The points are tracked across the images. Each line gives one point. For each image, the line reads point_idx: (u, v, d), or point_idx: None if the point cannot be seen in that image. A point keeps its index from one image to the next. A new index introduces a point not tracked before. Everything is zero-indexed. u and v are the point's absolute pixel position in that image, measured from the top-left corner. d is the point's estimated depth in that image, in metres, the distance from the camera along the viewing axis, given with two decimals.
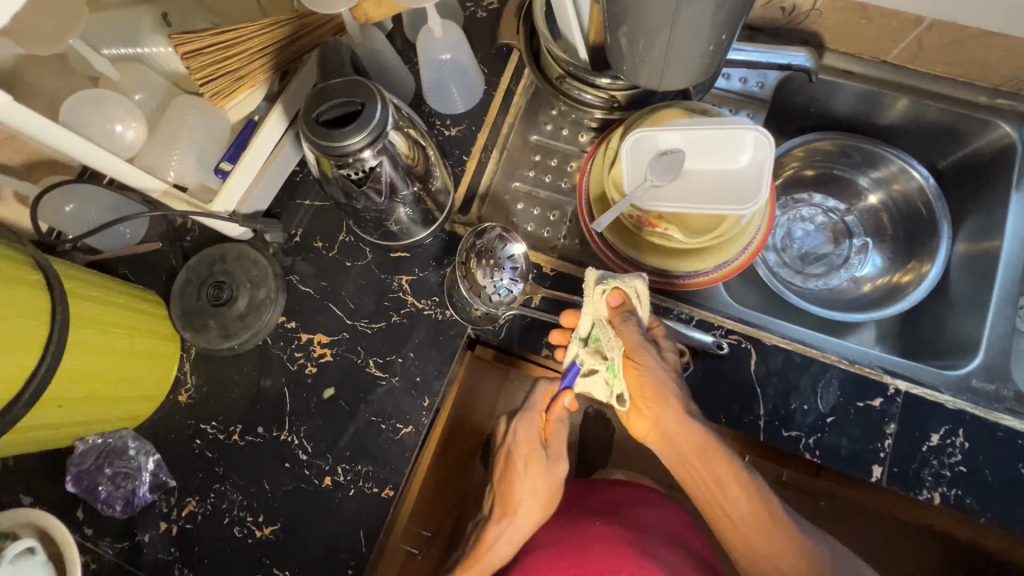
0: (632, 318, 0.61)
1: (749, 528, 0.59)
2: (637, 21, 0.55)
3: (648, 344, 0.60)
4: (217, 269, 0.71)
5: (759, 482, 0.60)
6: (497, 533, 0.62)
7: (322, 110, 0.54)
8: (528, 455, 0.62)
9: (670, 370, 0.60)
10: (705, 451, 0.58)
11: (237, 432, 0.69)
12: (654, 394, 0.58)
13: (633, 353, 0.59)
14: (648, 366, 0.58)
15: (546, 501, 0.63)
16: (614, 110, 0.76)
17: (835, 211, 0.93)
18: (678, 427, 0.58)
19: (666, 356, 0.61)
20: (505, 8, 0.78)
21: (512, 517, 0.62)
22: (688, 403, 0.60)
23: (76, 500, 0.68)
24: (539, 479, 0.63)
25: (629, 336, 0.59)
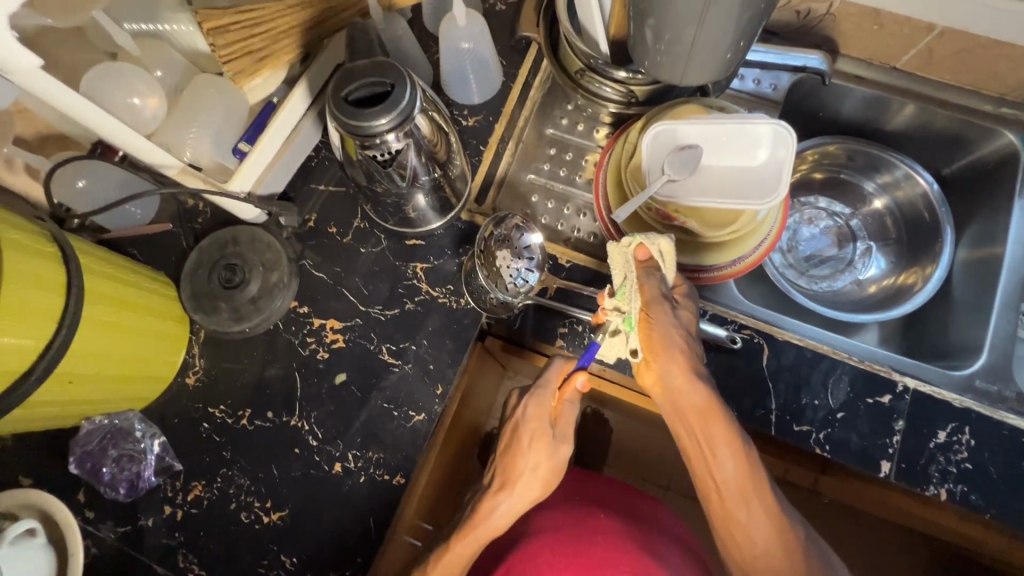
0: (655, 274, 0.58)
1: (733, 495, 0.56)
2: (664, 14, 0.56)
3: (666, 302, 0.58)
4: (229, 252, 0.71)
5: (754, 455, 0.57)
6: (492, 506, 0.60)
7: (351, 90, 0.53)
8: (535, 431, 0.61)
9: (684, 328, 0.58)
10: (704, 410, 0.57)
11: (246, 416, 0.69)
12: (663, 348, 0.57)
13: (648, 306, 0.57)
14: (661, 321, 0.57)
15: (547, 476, 0.61)
16: (631, 106, 0.77)
17: (840, 214, 0.94)
18: (683, 383, 0.57)
19: (683, 315, 0.59)
20: (525, 2, 0.79)
21: (512, 493, 0.60)
22: (698, 364, 0.58)
23: (79, 482, 0.67)
24: (541, 458, 0.60)
25: (652, 289, 0.58)
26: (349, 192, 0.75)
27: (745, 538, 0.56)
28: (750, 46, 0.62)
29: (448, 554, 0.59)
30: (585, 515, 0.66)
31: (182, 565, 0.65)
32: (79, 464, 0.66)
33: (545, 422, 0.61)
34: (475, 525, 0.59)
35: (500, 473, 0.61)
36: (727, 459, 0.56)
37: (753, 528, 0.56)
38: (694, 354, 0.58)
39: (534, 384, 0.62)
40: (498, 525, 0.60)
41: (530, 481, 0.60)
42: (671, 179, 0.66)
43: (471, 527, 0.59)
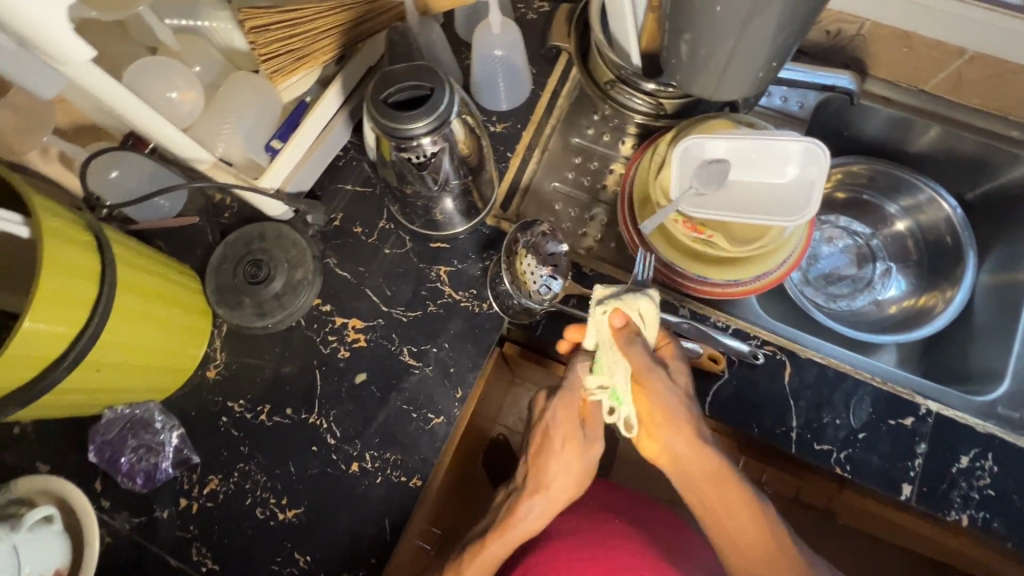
0: (638, 340, 0.54)
1: (758, 564, 0.53)
2: (702, 29, 0.57)
3: (657, 367, 0.55)
4: (255, 247, 0.71)
5: (772, 513, 0.55)
6: (532, 506, 0.60)
7: (390, 93, 0.54)
8: (567, 433, 0.60)
9: (679, 392, 0.56)
10: (716, 475, 0.54)
11: (265, 412, 0.69)
12: (662, 416, 0.55)
13: (642, 376, 0.54)
14: (657, 390, 0.54)
15: (580, 479, 0.60)
16: (659, 119, 0.76)
17: (860, 234, 0.94)
18: (690, 451, 0.54)
19: (676, 376, 0.56)
20: (556, 12, 0.80)
21: (547, 494, 0.60)
22: (700, 426, 0.56)
23: (97, 471, 0.67)
24: (573, 461, 0.60)
25: (638, 358, 0.54)
26: (375, 193, 0.75)
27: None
28: (781, 67, 0.62)
29: (483, 553, 0.58)
30: (600, 523, 0.65)
31: (196, 558, 0.64)
32: (97, 453, 0.66)
33: (576, 424, 0.60)
34: (511, 526, 0.59)
35: (531, 476, 0.61)
36: (750, 523, 0.54)
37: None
38: (693, 415, 0.56)
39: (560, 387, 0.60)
40: (531, 528, 0.59)
41: (564, 484, 0.60)
42: (699, 193, 0.66)
43: (509, 532, 0.59)
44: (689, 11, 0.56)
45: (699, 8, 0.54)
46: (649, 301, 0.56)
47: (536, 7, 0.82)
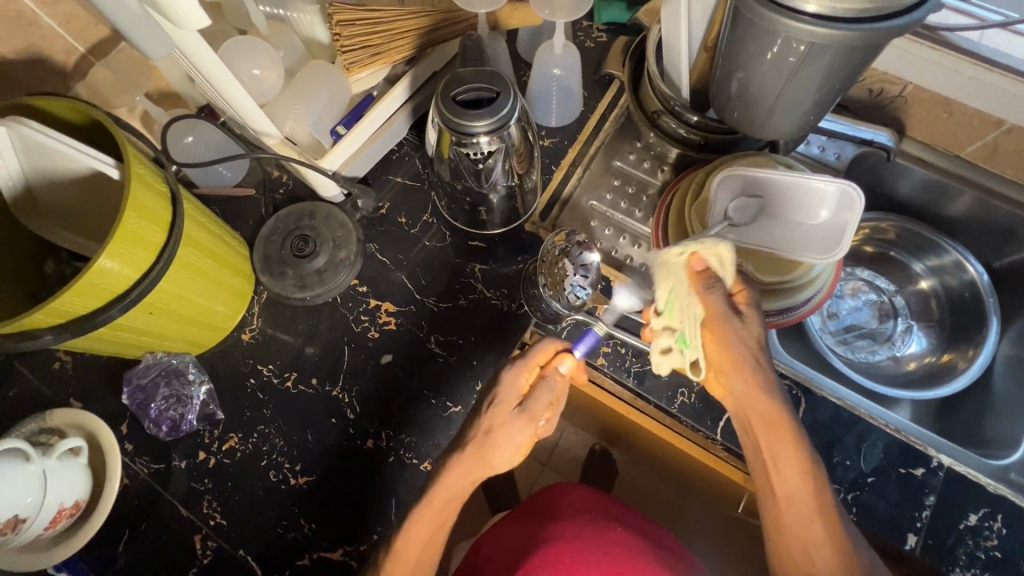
0: (716, 285, 0.57)
1: (798, 515, 0.55)
2: (753, 68, 0.60)
3: (730, 313, 0.57)
4: (305, 223, 0.75)
5: (820, 471, 0.56)
6: (457, 470, 0.56)
7: (458, 91, 0.58)
8: (501, 398, 0.58)
9: (754, 335, 0.57)
10: (771, 423, 0.56)
11: (291, 379, 0.72)
12: (730, 359, 0.57)
13: (715, 320, 0.57)
14: (727, 334, 0.56)
15: (502, 453, 0.56)
16: (701, 151, 0.79)
17: (882, 290, 0.95)
18: (753, 395, 0.57)
19: (753, 320, 0.58)
20: (614, 43, 0.85)
21: (468, 458, 0.56)
22: (767, 371, 0.57)
23: (126, 414, 0.70)
24: (495, 429, 0.57)
25: (714, 301, 0.57)
26: (423, 188, 0.79)
27: (802, 555, 0.55)
28: (819, 121, 0.67)
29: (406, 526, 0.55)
30: (607, 531, 0.66)
31: (206, 511, 0.66)
32: (131, 396, 0.69)
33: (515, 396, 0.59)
34: (433, 496, 0.56)
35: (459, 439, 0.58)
36: (796, 478, 0.55)
37: (818, 552, 0.54)
38: (763, 360, 0.57)
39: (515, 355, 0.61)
40: (456, 488, 0.56)
41: (482, 456, 0.56)
42: (733, 224, 0.69)
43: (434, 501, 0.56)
44: (744, 51, 0.59)
45: (753, 48, 0.58)
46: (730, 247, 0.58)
47: (595, 36, 0.87)
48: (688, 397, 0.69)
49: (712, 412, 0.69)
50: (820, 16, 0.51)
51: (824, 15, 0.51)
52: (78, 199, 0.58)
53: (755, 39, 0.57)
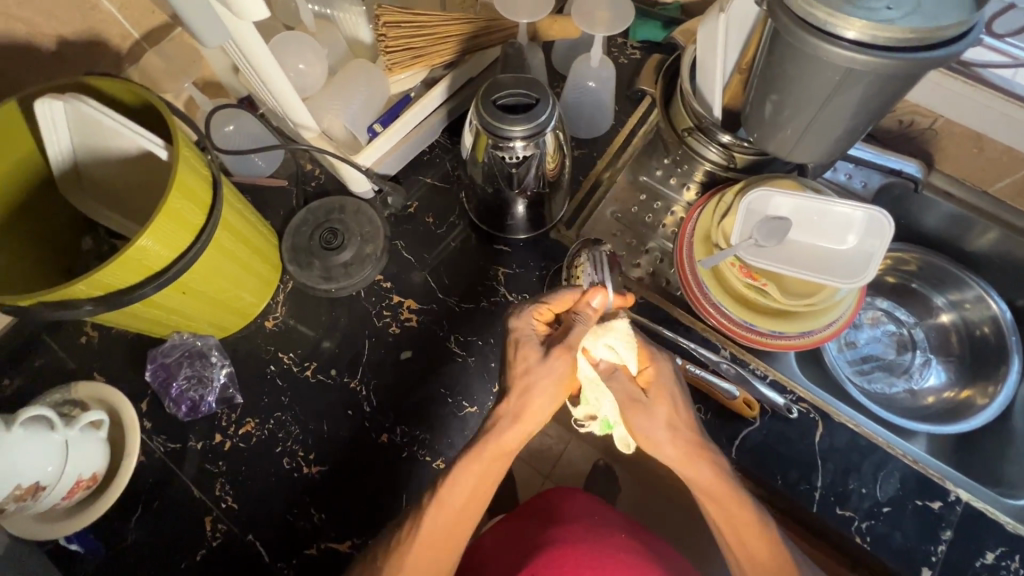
0: (614, 372, 0.59)
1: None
2: (790, 91, 0.61)
3: (637, 395, 0.59)
4: (334, 217, 0.76)
5: (772, 523, 0.58)
6: (516, 408, 0.59)
7: (498, 96, 0.60)
8: (523, 342, 0.60)
9: (667, 417, 0.58)
10: (715, 492, 0.57)
11: (311, 368, 0.72)
12: (650, 443, 0.58)
13: (623, 406, 0.59)
14: (640, 418, 0.58)
15: (545, 397, 0.59)
16: (727, 170, 0.80)
17: (902, 321, 0.95)
18: (690, 467, 0.58)
19: (661, 401, 0.59)
20: (646, 62, 0.86)
21: (523, 398, 0.58)
22: (695, 444, 0.58)
23: (147, 392, 0.71)
24: (532, 367, 0.59)
25: (619, 388, 0.59)
26: (452, 190, 0.80)
27: None
28: (850, 149, 0.67)
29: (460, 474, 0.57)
30: (609, 534, 0.67)
31: (217, 494, 0.67)
32: (153, 374, 0.70)
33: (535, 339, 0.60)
34: (485, 440, 0.58)
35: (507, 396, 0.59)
36: (755, 538, 0.56)
37: None
38: (686, 435, 0.58)
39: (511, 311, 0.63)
40: (505, 446, 0.58)
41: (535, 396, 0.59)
42: (757, 244, 0.70)
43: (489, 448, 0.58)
44: (783, 73, 0.60)
45: (791, 71, 0.59)
46: (625, 334, 0.59)
47: (628, 53, 0.88)
48: (702, 413, 0.68)
49: (728, 431, 0.68)
50: (860, 43, 0.52)
51: (864, 42, 0.52)
52: (121, 177, 0.60)
53: (793, 62, 0.58)
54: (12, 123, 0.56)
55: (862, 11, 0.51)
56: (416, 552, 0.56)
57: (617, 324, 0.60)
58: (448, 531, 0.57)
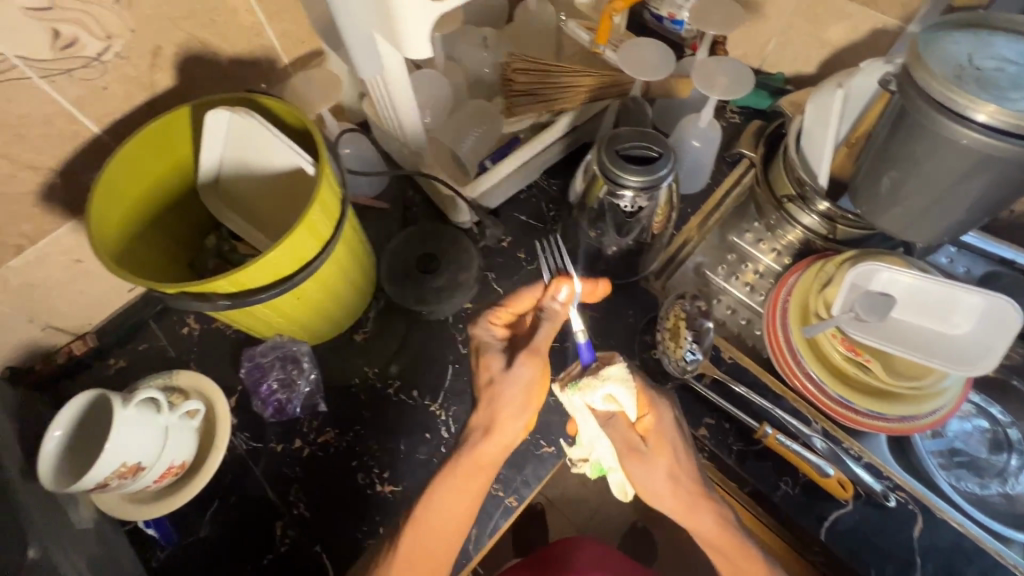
0: (616, 418, 0.62)
1: None
2: (911, 168, 0.61)
3: (637, 439, 0.62)
4: (432, 243, 0.78)
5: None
6: (485, 418, 0.64)
7: (620, 148, 0.62)
8: (486, 351, 0.66)
9: (665, 466, 0.61)
10: (719, 541, 0.61)
11: (393, 386, 0.73)
12: (648, 490, 0.62)
13: (624, 455, 0.62)
14: (639, 465, 0.61)
15: (512, 412, 0.63)
16: (825, 241, 0.78)
17: (996, 419, 0.84)
18: (686, 514, 0.62)
19: (657, 456, 0.61)
20: (746, 127, 0.87)
21: (490, 404, 0.64)
22: (696, 495, 0.62)
23: (237, 388, 0.74)
24: (497, 377, 0.64)
25: (618, 436, 0.62)
26: (545, 230, 0.82)
27: None
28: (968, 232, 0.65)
29: (432, 496, 0.61)
30: None
31: (291, 499, 0.68)
32: (248, 372, 0.73)
33: (495, 346, 0.66)
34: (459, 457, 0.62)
35: (481, 416, 0.64)
36: None
37: None
38: (686, 486, 0.62)
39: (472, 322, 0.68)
40: (485, 457, 0.63)
41: (500, 406, 0.63)
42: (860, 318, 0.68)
43: (468, 463, 0.62)
44: (908, 150, 0.60)
45: (917, 149, 0.59)
46: (626, 375, 0.60)
47: (727, 116, 0.90)
48: (790, 488, 0.65)
49: (816, 511, 0.64)
50: (994, 129, 0.52)
51: (1002, 129, 0.52)
52: (261, 191, 0.65)
53: (921, 143, 0.58)
54: (185, 123, 0.61)
55: (1001, 99, 0.52)
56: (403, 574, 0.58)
57: (612, 373, 0.60)
58: (434, 548, 0.60)
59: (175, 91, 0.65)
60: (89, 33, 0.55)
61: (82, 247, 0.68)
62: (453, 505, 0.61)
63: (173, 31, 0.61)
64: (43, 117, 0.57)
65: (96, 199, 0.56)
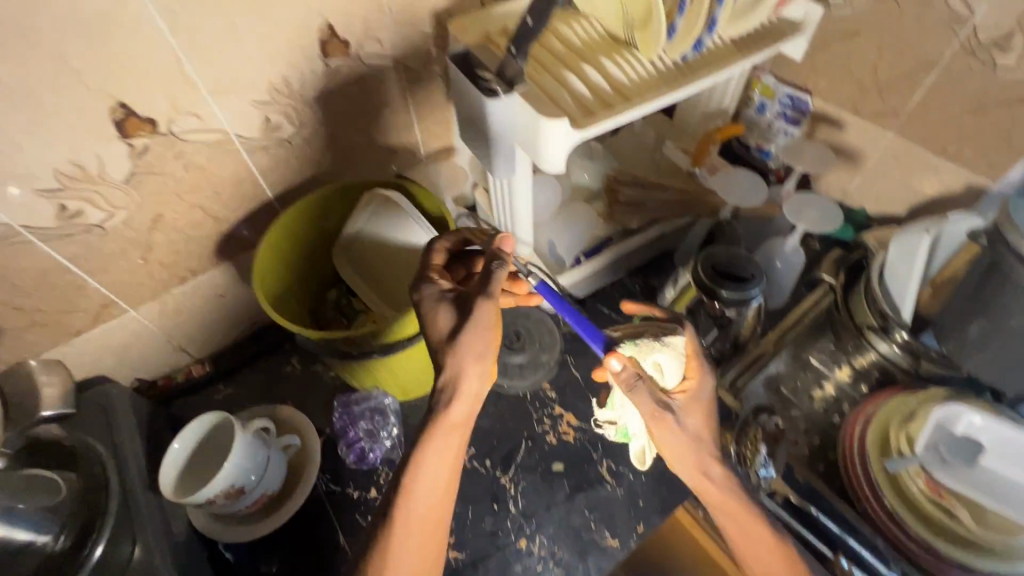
0: (637, 383, 0.60)
1: None
2: (1003, 320, 0.63)
3: (662, 405, 0.60)
4: (518, 321, 0.86)
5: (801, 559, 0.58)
6: (453, 378, 0.59)
7: (719, 263, 0.68)
8: (430, 309, 0.61)
9: (692, 428, 0.60)
10: (724, 504, 0.58)
11: (468, 453, 0.77)
12: (672, 454, 0.60)
13: (653, 416, 0.60)
14: (667, 430, 0.59)
15: (472, 363, 0.59)
16: (907, 375, 0.79)
17: None
18: (698, 477, 0.59)
19: (687, 416, 0.60)
20: (827, 254, 0.91)
21: (460, 365, 0.59)
22: (712, 457, 0.59)
23: (325, 430, 0.79)
24: (455, 328, 0.59)
25: (642, 398, 0.60)
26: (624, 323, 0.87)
27: None
28: None
29: (419, 467, 0.58)
30: None
31: None
32: (338, 418, 0.78)
33: (440, 299, 0.61)
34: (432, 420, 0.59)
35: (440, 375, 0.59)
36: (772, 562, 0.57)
37: None
38: (708, 449, 0.59)
39: (414, 289, 0.63)
40: (465, 415, 0.60)
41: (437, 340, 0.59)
42: (944, 460, 0.68)
43: (439, 427, 0.59)
44: (1000, 303, 0.62)
45: (1009, 303, 0.61)
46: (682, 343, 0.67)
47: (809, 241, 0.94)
48: None
49: None
50: None
51: None
52: (381, 258, 0.74)
53: (1012, 299, 0.61)
54: (340, 196, 0.77)
55: None
56: (402, 546, 0.56)
57: (673, 343, 0.67)
58: (431, 520, 0.58)
59: (334, 168, 0.78)
60: (290, 121, 0.68)
61: (225, 283, 0.79)
62: (432, 475, 0.58)
63: (349, 124, 0.74)
64: (236, 179, 0.69)
65: (257, 263, 0.70)
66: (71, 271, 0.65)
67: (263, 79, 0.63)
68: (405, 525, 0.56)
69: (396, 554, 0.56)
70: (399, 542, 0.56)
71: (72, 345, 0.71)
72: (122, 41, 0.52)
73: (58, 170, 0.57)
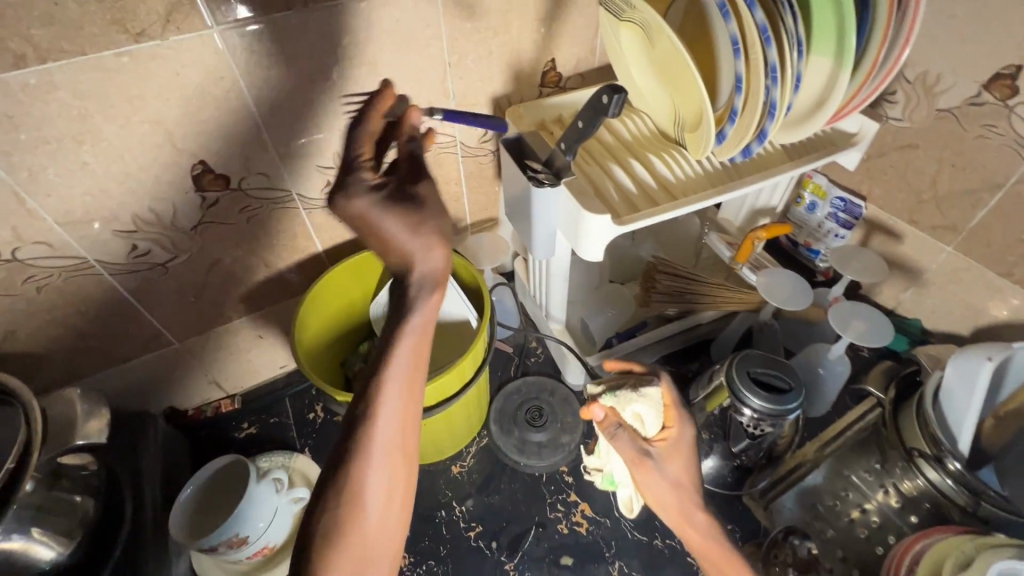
0: (620, 430, 0.59)
1: None
2: None
3: (644, 452, 0.58)
4: (543, 398, 0.85)
5: None
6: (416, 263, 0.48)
7: (755, 368, 0.65)
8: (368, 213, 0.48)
9: (674, 474, 0.58)
10: (704, 549, 0.55)
11: (475, 530, 0.74)
12: (658, 502, 0.58)
13: (634, 465, 0.58)
14: (649, 477, 0.57)
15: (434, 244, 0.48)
16: (965, 514, 0.69)
17: None
18: (678, 519, 0.56)
19: (667, 461, 0.58)
20: (877, 365, 0.86)
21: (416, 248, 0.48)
22: (693, 504, 0.56)
23: None
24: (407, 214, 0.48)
25: (624, 446, 0.59)
26: None
27: None
28: None
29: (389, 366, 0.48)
30: None
31: None
32: None
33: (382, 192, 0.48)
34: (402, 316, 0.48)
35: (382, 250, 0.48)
36: None
37: None
38: (690, 495, 0.57)
39: (340, 193, 0.48)
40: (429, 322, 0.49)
41: (394, 238, 0.47)
42: None
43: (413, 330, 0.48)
44: None
45: None
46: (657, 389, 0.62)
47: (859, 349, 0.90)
48: None
49: None
50: None
51: None
52: None
53: None
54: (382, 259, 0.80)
55: None
56: (375, 465, 0.46)
57: (650, 393, 0.62)
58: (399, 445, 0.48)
59: None
60: None
61: (266, 325, 0.82)
62: (402, 383, 0.47)
63: None
64: (291, 232, 0.74)
65: (301, 317, 0.72)
66: (130, 303, 0.69)
67: (330, 148, 0.68)
68: (384, 423, 0.46)
69: (373, 466, 0.46)
70: (373, 469, 0.46)
71: (117, 370, 0.74)
72: (212, 111, 0.58)
73: (137, 215, 0.62)
